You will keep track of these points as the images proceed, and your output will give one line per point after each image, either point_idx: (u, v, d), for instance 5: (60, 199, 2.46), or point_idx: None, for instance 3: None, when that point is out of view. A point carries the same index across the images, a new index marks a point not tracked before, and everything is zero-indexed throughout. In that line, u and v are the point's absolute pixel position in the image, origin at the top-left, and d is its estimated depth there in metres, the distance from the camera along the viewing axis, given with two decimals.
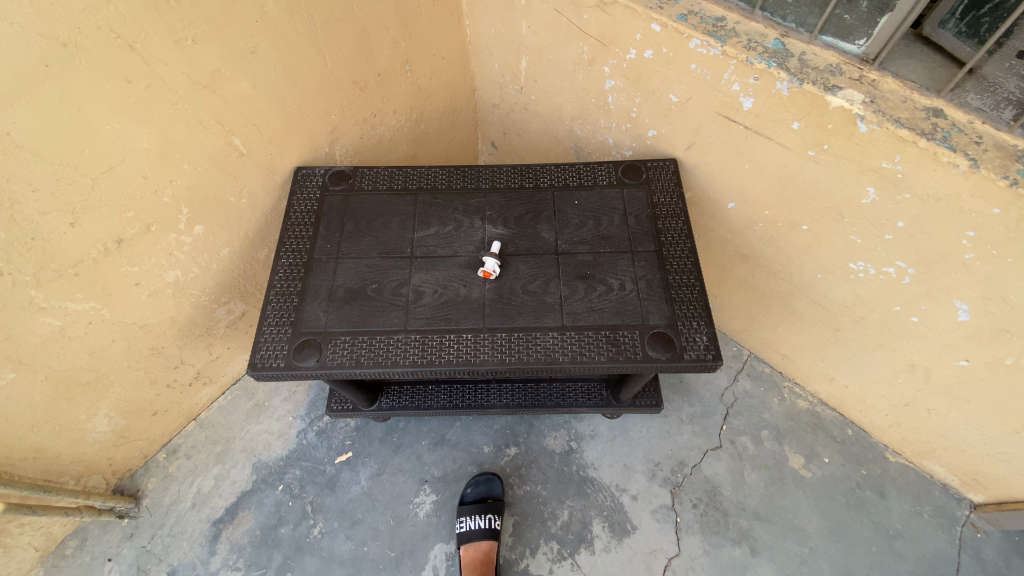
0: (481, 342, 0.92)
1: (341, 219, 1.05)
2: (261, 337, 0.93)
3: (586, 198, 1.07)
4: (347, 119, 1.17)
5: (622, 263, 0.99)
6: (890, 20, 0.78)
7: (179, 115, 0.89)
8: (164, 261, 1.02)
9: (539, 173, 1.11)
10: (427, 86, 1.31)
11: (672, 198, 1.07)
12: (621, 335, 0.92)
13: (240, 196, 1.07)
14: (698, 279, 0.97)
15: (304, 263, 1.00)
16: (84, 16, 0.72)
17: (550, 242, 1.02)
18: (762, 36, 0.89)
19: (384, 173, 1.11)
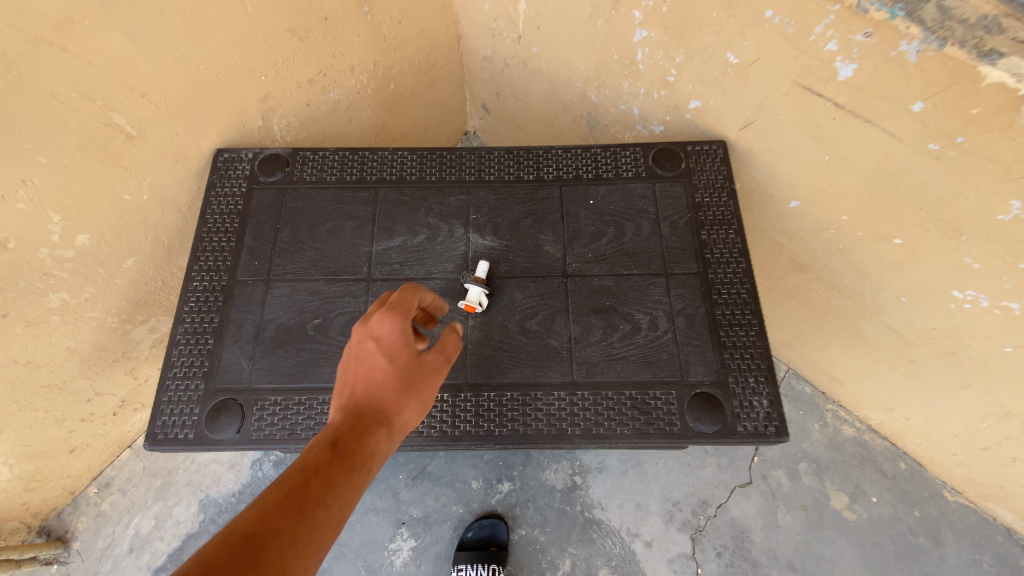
0: (460, 405, 0.68)
1: (275, 225, 0.78)
2: (162, 396, 0.69)
3: (605, 196, 0.79)
4: (284, 81, 0.87)
5: (653, 290, 0.73)
6: None
7: (17, 86, 0.61)
8: (39, 284, 0.76)
9: (543, 160, 0.82)
10: (395, 34, 0.99)
11: (721, 196, 0.79)
12: (651, 396, 0.68)
13: (139, 193, 0.80)
14: (756, 316, 0.71)
15: (223, 288, 0.74)
16: None
17: (556, 260, 0.76)
18: None
19: (333, 158, 0.83)
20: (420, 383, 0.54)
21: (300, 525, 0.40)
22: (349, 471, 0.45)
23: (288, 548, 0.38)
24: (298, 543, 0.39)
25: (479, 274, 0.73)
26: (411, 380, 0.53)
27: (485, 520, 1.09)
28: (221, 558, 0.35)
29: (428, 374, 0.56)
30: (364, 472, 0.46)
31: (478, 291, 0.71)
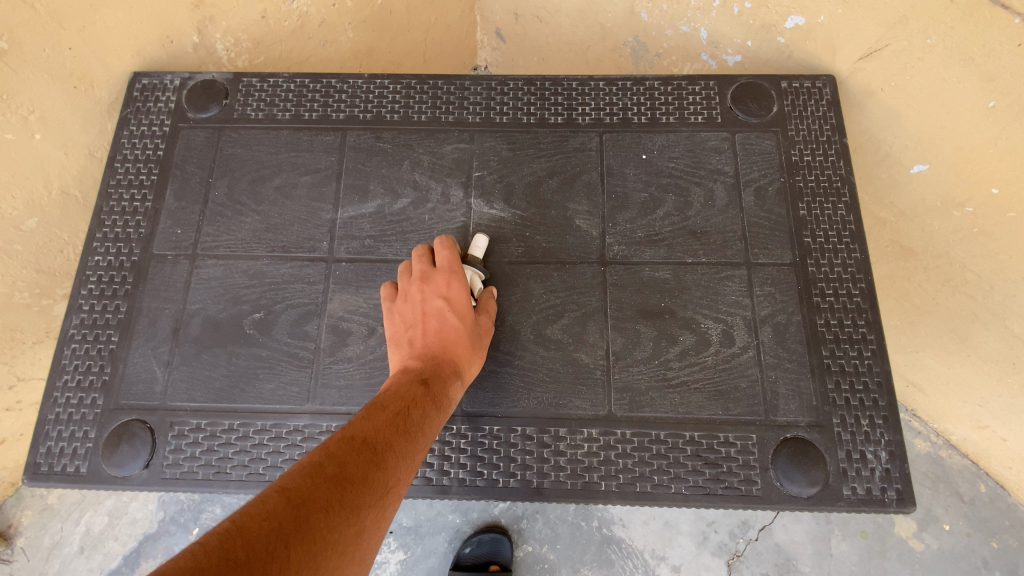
0: (452, 444, 0.50)
1: (207, 179, 0.57)
2: (46, 413, 0.50)
3: (663, 151, 0.57)
4: None
5: (727, 288, 0.53)
6: None
7: None
8: None
9: (576, 97, 0.59)
10: None
11: (826, 155, 0.56)
12: (720, 440, 0.49)
13: (27, 131, 0.59)
14: (874, 330, 0.50)
15: (132, 266, 0.55)
16: None
17: (591, 238, 0.55)
18: None
19: (286, 87, 0.60)
20: (484, 339, 0.48)
21: (410, 441, 0.37)
22: (436, 411, 0.41)
23: (401, 460, 0.36)
24: (409, 460, 0.36)
25: (474, 253, 0.53)
26: (477, 335, 0.47)
27: (485, 534, 0.87)
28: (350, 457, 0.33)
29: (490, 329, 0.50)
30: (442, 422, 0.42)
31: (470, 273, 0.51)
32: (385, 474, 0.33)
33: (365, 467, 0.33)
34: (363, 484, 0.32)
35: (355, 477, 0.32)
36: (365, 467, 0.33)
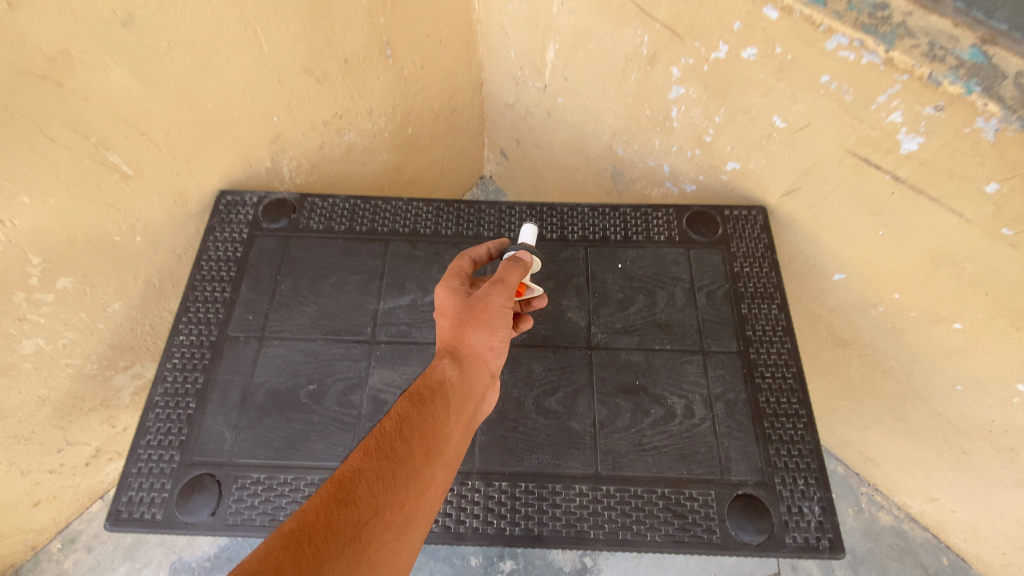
0: (467, 497, 0.61)
1: (275, 276, 0.72)
2: (130, 467, 0.61)
3: (635, 261, 0.73)
4: (299, 125, 0.83)
5: (688, 372, 0.66)
6: None
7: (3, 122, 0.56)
8: (13, 329, 0.69)
9: (567, 219, 0.77)
10: (416, 78, 0.94)
11: (762, 267, 0.72)
12: (687, 495, 0.60)
13: (131, 235, 0.74)
14: (804, 406, 0.64)
15: (210, 345, 0.67)
16: None
17: (581, 328, 0.69)
18: (952, 39, 0.52)
19: (342, 206, 0.77)
20: (474, 312, 0.52)
21: (380, 465, 0.42)
22: (419, 418, 0.46)
23: (373, 487, 0.41)
24: (384, 482, 0.41)
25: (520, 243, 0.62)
26: (465, 315, 0.53)
27: None
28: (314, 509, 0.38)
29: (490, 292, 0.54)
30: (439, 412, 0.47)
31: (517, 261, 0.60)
32: (355, 509, 0.39)
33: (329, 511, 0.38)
34: (326, 529, 0.37)
35: (315, 528, 0.37)
36: (328, 512, 0.38)
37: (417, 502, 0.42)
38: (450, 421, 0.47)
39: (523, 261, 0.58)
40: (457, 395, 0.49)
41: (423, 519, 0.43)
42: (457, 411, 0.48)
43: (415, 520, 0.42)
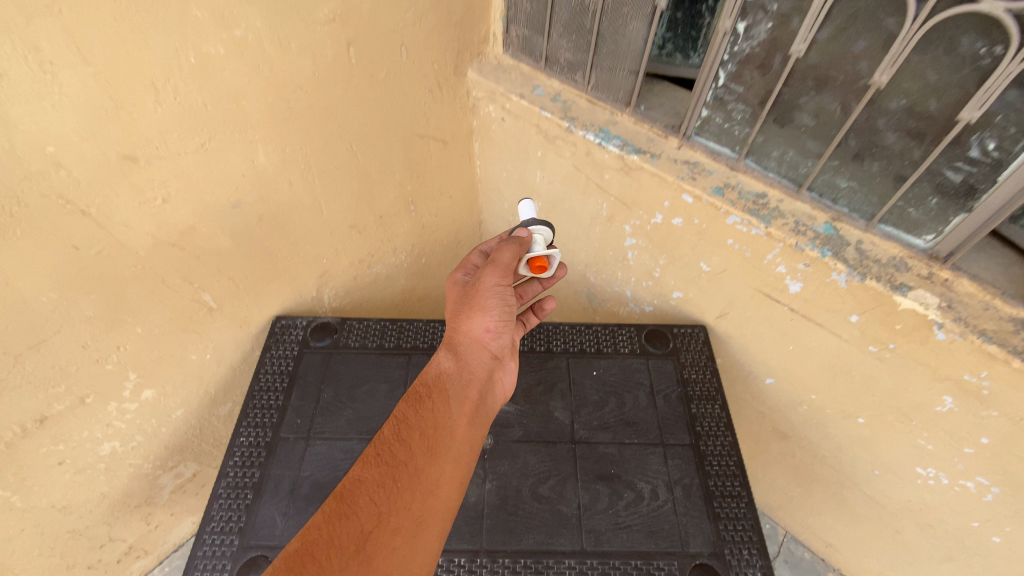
0: (476, 572, 0.74)
1: (319, 386, 0.90)
2: (197, 551, 0.73)
3: (607, 369, 0.93)
4: (340, 263, 1.06)
5: (652, 461, 0.83)
6: (967, 221, 0.68)
7: (138, 277, 0.76)
8: (99, 434, 0.84)
9: (552, 336, 0.98)
10: (432, 223, 1.20)
11: (706, 373, 0.92)
12: (656, 565, 0.74)
13: (203, 353, 0.92)
14: (745, 487, 0.80)
15: (266, 444, 0.83)
16: (27, 184, 0.60)
17: (566, 426, 0.87)
18: (811, 218, 0.80)
19: (374, 327, 0.98)
20: (469, 303, 0.70)
21: (380, 473, 0.56)
22: (416, 418, 0.61)
23: (375, 495, 0.54)
24: (385, 488, 0.55)
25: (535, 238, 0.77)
26: (462, 305, 0.71)
27: None
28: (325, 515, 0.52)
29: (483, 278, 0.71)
30: (438, 406, 0.62)
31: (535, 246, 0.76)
32: (359, 517, 0.52)
33: (337, 516, 0.52)
34: (331, 536, 0.51)
35: (324, 531, 0.51)
36: (337, 518, 0.52)
37: (419, 495, 0.56)
38: (448, 415, 0.62)
39: (516, 243, 0.73)
40: (454, 382, 0.66)
41: (431, 512, 0.56)
42: (456, 400, 0.64)
43: (422, 516, 0.55)
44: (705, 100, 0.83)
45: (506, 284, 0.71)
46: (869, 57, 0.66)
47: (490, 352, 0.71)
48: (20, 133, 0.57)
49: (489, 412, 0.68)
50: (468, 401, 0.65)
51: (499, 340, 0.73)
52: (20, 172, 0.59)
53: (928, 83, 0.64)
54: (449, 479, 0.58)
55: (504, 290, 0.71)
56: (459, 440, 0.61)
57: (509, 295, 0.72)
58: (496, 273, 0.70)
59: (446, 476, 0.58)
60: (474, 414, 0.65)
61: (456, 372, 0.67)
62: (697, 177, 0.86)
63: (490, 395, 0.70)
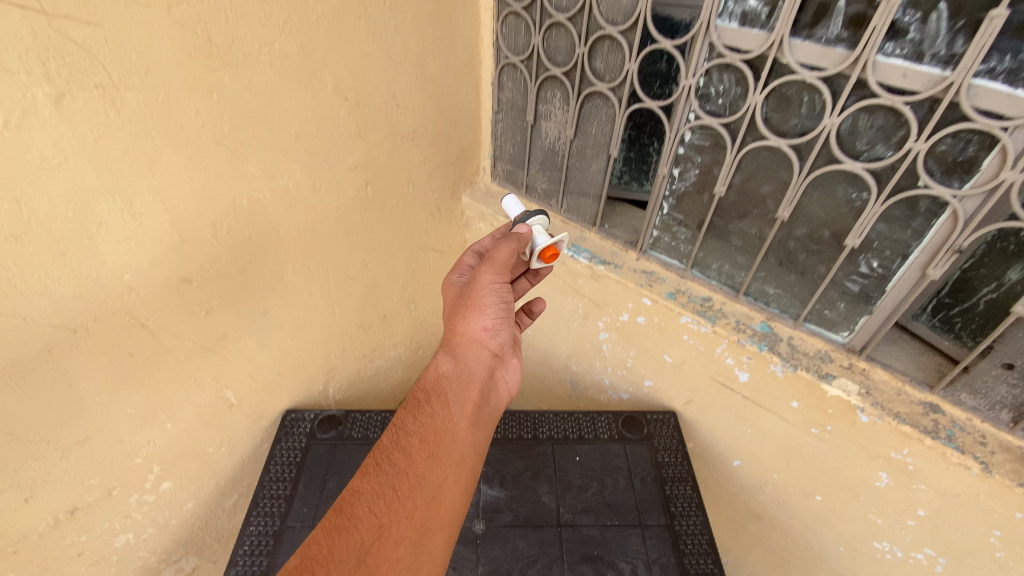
0: None
1: (324, 476, 0.99)
2: None
3: (588, 454, 1.03)
4: (345, 358, 1.21)
5: (632, 540, 0.91)
6: (870, 319, 0.85)
7: (175, 377, 0.88)
8: (118, 525, 0.90)
9: (539, 424, 1.08)
10: (427, 321, 1.40)
11: (679, 457, 1.02)
12: None
13: (219, 445, 1.02)
14: (716, 565, 0.88)
15: (274, 532, 0.91)
16: (105, 305, 0.74)
17: (552, 509, 0.95)
18: (749, 317, 0.97)
19: (376, 418, 1.09)
20: (466, 304, 0.75)
21: (379, 483, 0.61)
22: (414, 425, 0.66)
23: (375, 506, 0.59)
24: (384, 499, 0.60)
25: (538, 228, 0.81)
26: (461, 306, 0.75)
27: None
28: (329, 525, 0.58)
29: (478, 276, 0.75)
30: (437, 410, 0.67)
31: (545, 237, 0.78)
32: (359, 530, 0.57)
33: (339, 526, 0.57)
34: (335, 545, 0.56)
35: (328, 541, 0.56)
36: (339, 528, 0.57)
37: (420, 503, 0.60)
38: (447, 419, 0.67)
39: (514, 241, 0.76)
40: (454, 383, 0.71)
41: (434, 516, 0.60)
42: (456, 400, 0.68)
43: (424, 526, 0.59)
44: (655, 222, 1.05)
45: (501, 281, 0.75)
46: (775, 197, 0.85)
47: (489, 350, 0.75)
48: (106, 265, 0.72)
49: (492, 409, 0.72)
50: (469, 404, 0.69)
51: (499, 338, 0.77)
52: (100, 295, 0.73)
53: (817, 217, 0.83)
54: (450, 483, 0.62)
55: (500, 286, 0.75)
56: (459, 444, 0.65)
57: (505, 290, 0.76)
58: (491, 269, 0.74)
59: (447, 483, 0.62)
60: (475, 415, 0.69)
61: (456, 373, 0.72)
62: (652, 284, 1.06)
63: (492, 390, 0.74)
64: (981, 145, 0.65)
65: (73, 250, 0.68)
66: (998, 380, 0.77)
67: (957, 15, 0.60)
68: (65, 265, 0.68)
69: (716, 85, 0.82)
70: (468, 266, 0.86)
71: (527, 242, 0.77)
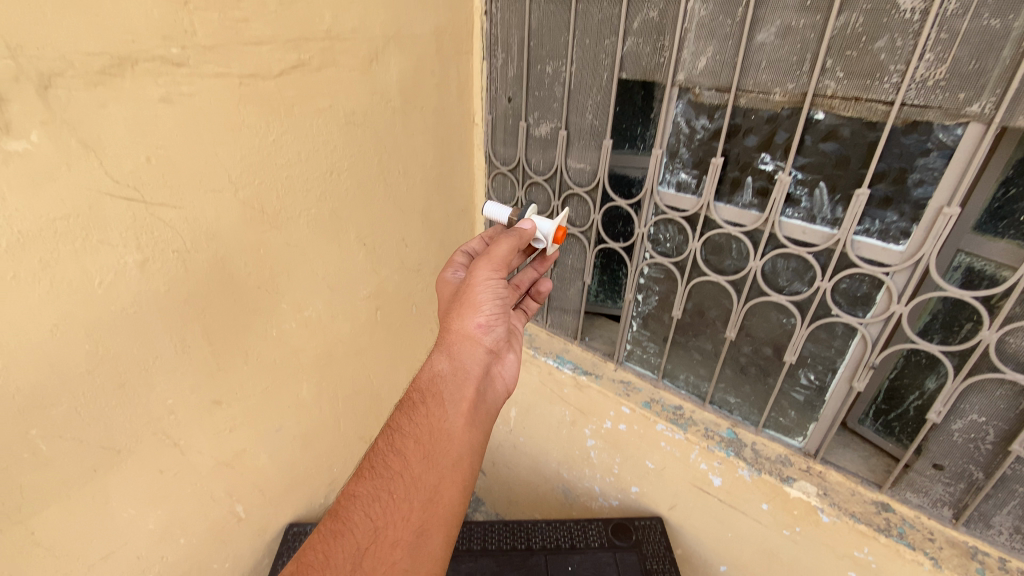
0: None
1: None
2: None
3: (579, 562, 1.09)
4: (347, 469, 1.30)
5: None
6: (818, 426, 0.97)
7: (195, 492, 0.96)
8: None
9: (532, 533, 1.15)
10: None
11: (667, 563, 1.07)
12: None
13: (224, 561, 1.07)
14: None
15: None
16: (148, 427, 0.85)
17: None
18: (717, 424, 1.10)
19: None
20: (462, 302, 0.83)
21: (373, 485, 0.67)
22: (408, 428, 0.72)
23: (371, 511, 0.65)
24: (379, 503, 0.66)
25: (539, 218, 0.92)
26: (458, 304, 0.83)
27: None
28: (327, 527, 0.64)
29: (474, 276, 0.84)
30: (432, 408, 0.74)
31: (550, 221, 0.91)
32: (356, 534, 0.63)
33: (337, 527, 0.64)
34: (332, 546, 0.62)
35: (326, 543, 0.62)
36: (337, 528, 0.64)
37: (416, 504, 0.66)
38: (442, 419, 0.73)
39: (516, 236, 0.86)
40: (451, 379, 0.78)
41: (430, 519, 0.66)
42: (453, 397, 0.76)
43: (420, 528, 0.65)
44: (628, 337, 1.21)
45: (494, 279, 0.84)
46: (722, 318, 1.02)
47: (484, 347, 0.83)
48: (154, 391, 0.84)
49: (486, 406, 0.80)
50: (462, 402, 0.76)
51: (490, 336, 0.84)
52: (146, 417, 0.85)
53: (759, 336, 0.98)
54: (445, 484, 0.69)
55: (493, 284, 0.84)
56: (454, 446, 0.71)
57: (498, 287, 0.84)
58: (486, 266, 0.83)
59: (442, 484, 0.68)
60: (469, 412, 0.76)
61: (451, 373, 0.78)
62: (630, 394, 1.20)
63: (486, 384, 0.82)
64: (872, 285, 0.82)
65: (130, 381, 0.81)
66: (933, 480, 0.88)
67: (834, 191, 0.79)
68: (122, 394, 0.81)
69: (662, 233, 1.03)
70: (461, 264, 0.98)
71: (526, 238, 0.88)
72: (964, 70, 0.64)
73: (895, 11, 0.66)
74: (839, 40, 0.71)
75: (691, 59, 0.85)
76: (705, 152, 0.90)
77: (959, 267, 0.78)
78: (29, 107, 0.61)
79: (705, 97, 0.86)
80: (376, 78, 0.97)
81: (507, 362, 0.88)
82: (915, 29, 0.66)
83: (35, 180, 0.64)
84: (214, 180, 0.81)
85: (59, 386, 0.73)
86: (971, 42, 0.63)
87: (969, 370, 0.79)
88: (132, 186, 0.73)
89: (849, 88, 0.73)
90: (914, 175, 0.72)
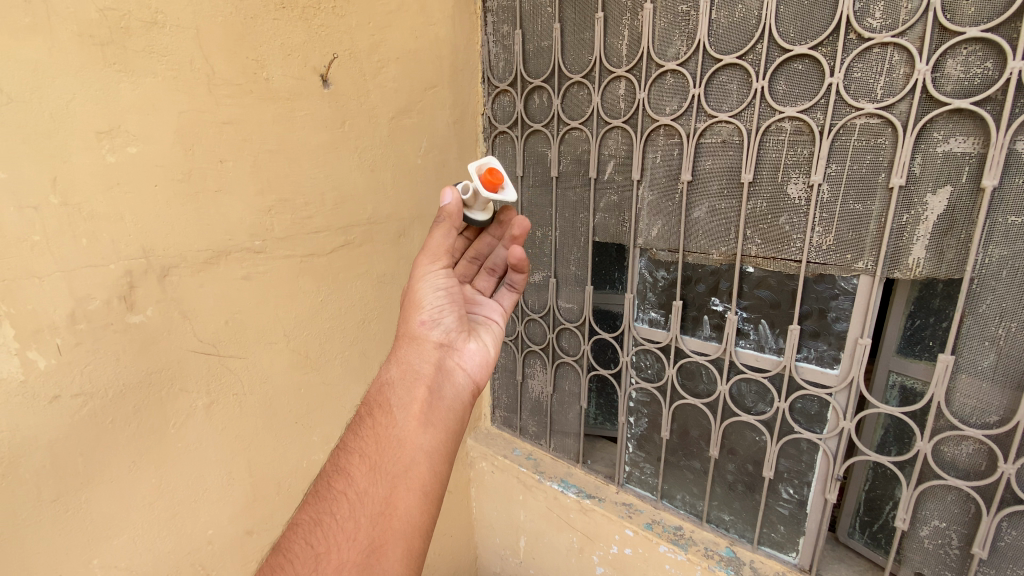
0: None
1: None
2: None
3: None
4: None
5: None
6: (807, 541, 1.04)
7: None
8: None
9: None
10: (433, 562, 1.55)
11: None
12: None
13: None
14: None
15: None
16: (188, 556, 0.95)
17: None
18: (715, 543, 1.16)
19: None
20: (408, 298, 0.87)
21: (313, 516, 0.66)
22: (355, 444, 0.73)
23: (309, 543, 0.63)
24: (316, 532, 0.64)
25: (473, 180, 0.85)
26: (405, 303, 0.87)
27: None
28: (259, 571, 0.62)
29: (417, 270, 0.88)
30: (379, 419, 0.75)
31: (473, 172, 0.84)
32: (296, 564, 0.61)
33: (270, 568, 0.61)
34: None
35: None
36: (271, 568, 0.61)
37: (364, 521, 0.65)
38: (384, 427, 0.73)
39: (444, 220, 0.84)
40: (400, 382, 0.79)
41: (382, 536, 0.65)
42: (404, 401, 0.77)
43: (369, 547, 0.64)
44: (626, 459, 1.31)
45: (433, 270, 0.87)
46: (705, 437, 1.14)
47: (431, 342, 0.85)
48: (199, 521, 0.96)
49: (440, 400, 0.80)
50: (413, 405, 0.77)
51: (437, 330, 0.86)
52: (189, 548, 0.95)
53: (740, 453, 1.09)
54: (393, 494, 0.68)
55: (431, 274, 0.87)
56: (402, 453, 0.71)
57: (433, 274, 0.87)
58: (422, 259, 0.87)
59: (395, 491, 0.68)
60: (421, 414, 0.76)
61: (400, 377, 0.80)
62: (632, 515, 1.26)
63: (445, 379, 0.84)
64: (822, 404, 0.96)
65: (181, 512, 0.93)
66: None
67: (774, 326, 0.98)
68: (173, 524, 0.92)
69: (644, 361, 1.19)
70: None
71: (450, 216, 0.84)
72: (846, 238, 0.86)
73: (787, 198, 0.91)
74: (753, 218, 0.95)
75: (646, 228, 1.10)
76: (668, 296, 1.11)
77: (895, 386, 0.93)
78: (150, 292, 0.83)
79: (661, 256, 1.10)
80: (403, 247, 1.25)
81: (467, 352, 0.90)
82: (805, 210, 0.89)
83: (143, 344, 0.83)
84: (272, 335, 1.02)
85: (124, 518, 0.85)
86: (846, 218, 0.86)
87: (920, 478, 0.90)
88: (210, 344, 0.92)
89: (767, 251, 0.94)
90: (832, 313, 0.91)
